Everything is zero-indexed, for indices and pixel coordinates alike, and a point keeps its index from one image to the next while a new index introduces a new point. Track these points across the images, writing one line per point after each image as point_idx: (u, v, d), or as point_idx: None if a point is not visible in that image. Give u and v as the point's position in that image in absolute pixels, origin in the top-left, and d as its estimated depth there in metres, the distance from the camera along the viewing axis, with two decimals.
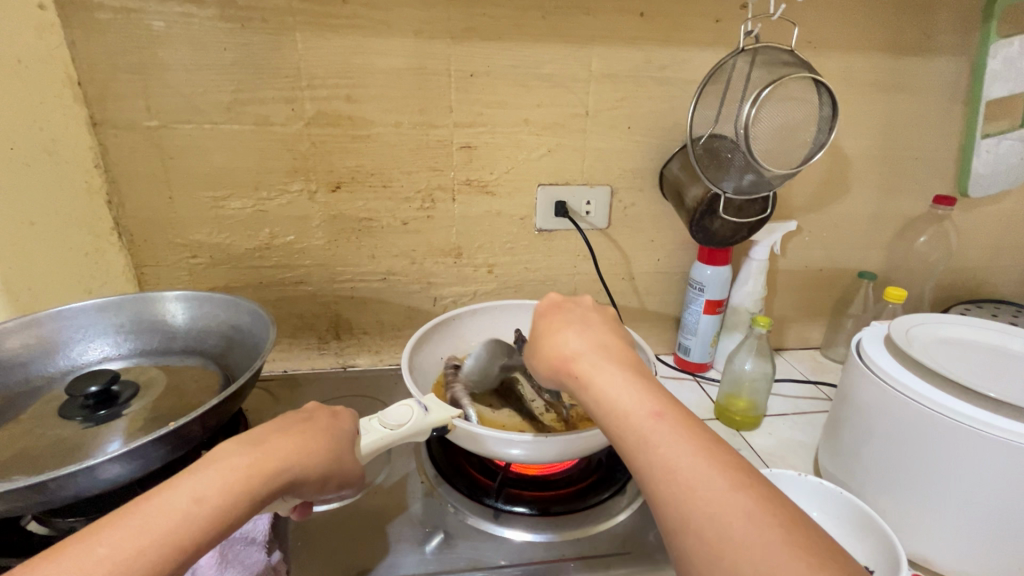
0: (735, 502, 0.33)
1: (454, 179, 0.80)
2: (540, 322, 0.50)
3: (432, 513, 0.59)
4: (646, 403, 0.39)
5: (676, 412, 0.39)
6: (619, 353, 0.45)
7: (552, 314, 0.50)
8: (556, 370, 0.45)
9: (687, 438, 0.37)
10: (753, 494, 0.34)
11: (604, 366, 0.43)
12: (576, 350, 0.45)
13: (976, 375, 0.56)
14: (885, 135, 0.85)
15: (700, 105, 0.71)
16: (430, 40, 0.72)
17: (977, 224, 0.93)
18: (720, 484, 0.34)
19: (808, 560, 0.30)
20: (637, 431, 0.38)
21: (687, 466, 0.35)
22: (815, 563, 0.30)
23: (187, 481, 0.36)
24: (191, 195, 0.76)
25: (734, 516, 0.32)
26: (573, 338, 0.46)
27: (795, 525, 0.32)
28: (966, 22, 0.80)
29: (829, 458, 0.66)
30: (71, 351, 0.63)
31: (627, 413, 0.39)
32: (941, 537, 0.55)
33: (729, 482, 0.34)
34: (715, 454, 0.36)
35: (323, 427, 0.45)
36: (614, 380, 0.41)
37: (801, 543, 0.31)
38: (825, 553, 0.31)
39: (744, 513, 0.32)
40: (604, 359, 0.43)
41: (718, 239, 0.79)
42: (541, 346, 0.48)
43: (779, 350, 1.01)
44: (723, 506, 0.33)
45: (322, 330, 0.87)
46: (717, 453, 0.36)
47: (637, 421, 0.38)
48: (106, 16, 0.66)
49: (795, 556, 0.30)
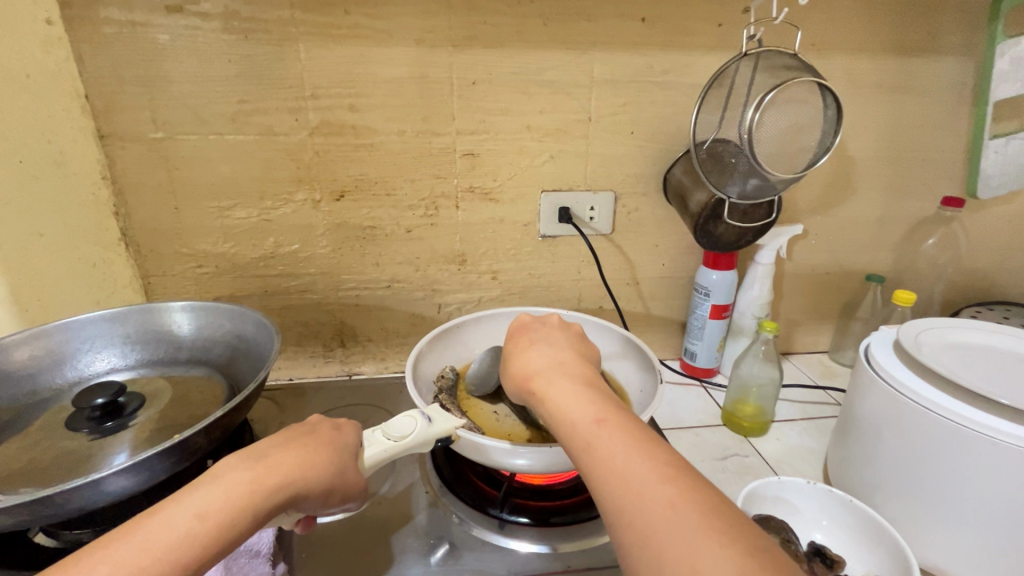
0: (660, 493, 0.34)
1: (457, 187, 0.80)
2: (511, 348, 0.53)
3: (437, 524, 0.58)
4: (590, 411, 0.41)
5: (618, 418, 0.40)
6: (576, 369, 0.47)
7: (522, 340, 0.53)
8: (521, 390, 0.48)
9: (625, 439, 0.38)
10: (680, 484, 0.34)
11: (559, 383, 0.45)
12: (536, 370, 0.48)
13: (987, 381, 0.55)
14: (891, 137, 0.84)
15: (703, 111, 0.71)
16: (431, 48, 0.72)
17: (986, 225, 0.92)
18: (649, 478, 0.35)
19: (723, 541, 0.31)
20: (580, 438, 0.40)
21: (621, 463, 0.36)
22: (730, 544, 0.31)
23: (189, 498, 0.36)
24: (196, 205, 0.76)
25: (657, 505, 0.33)
26: (535, 360, 0.49)
27: (717, 511, 0.33)
28: (972, 22, 0.79)
29: (838, 467, 0.65)
30: (78, 362, 0.63)
31: (573, 423, 0.41)
32: (954, 548, 0.54)
33: (657, 474, 0.35)
34: (650, 452, 0.37)
35: (325, 441, 0.45)
36: (566, 394, 0.44)
37: (720, 526, 0.32)
38: (744, 536, 0.31)
39: (668, 502, 0.33)
40: (559, 376, 0.46)
41: (723, 244, 0.79)
42: (510, 370, 0.51)
43: (787, 354, 1.00)
44: (649, 496, 0.34)
45: (328, 338, 0.88)
46: (652, 450, 0.37)
47: (580, 428, 0.40)
48: (112, 30, 0.66)
49: (710, 540, 0.31)
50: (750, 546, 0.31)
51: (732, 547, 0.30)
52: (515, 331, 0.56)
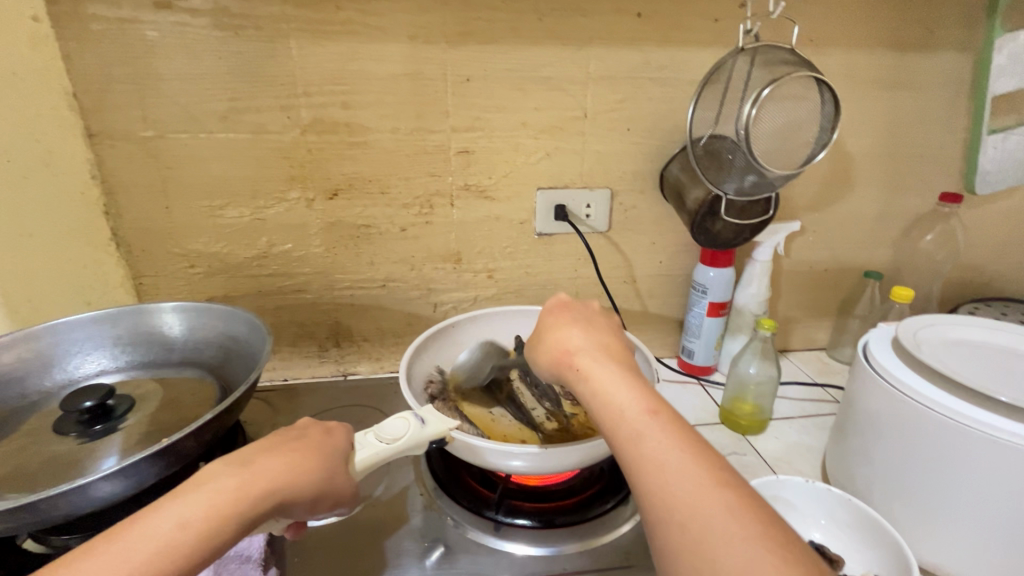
0: (717, 496, 0.35)
1: (452, 184, 0.79)
2: (547, 322, 0.52)
3: (432, 526, 0.58)
4: (640, 400, 0.41)
5: (668, 411, 0.41)
6: (621, 354, 0.46)
7: (559, 315, 0.52)
8: (557, 365, 0.47)
9: (679, 435, 0.38)
10: (735, 491, 0.35)
11: (604, 366, 0.44)
12: (578, 348, 0.47)
13: (986, 378, 0.55)
14: (889, 132, 0.84)
15: (699, 106, 0.70)
16: (425, 45, 0.71)
17: (984, 221, 0.91)
18: (705, 479, 0.36)
19: (781, 554, 0.32)
20: (628, 425, 0.40)
21: (674, 461, 0.37)
22: (788, 559, 0.31)
23: (172, 506, 0.35)
24: (188, 204, 0.75)
25: (713, 508, 0.34)
26: (576, 336, 0.48)
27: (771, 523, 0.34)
28: (970, 17, 0.79)
29: (836, 466, 0.65)
30: (67, 364, 0.62)
31: (621, 409, 0.41)
32: (953, 548, 0.53)
33: (713, 477, 0.36)
34: (703, 453, 0.37)
35: (315, 445, 0.44)
36: (612, 377, 0.43)
37: (776, 538, 0.32)
38: (799, 548, 0.32)
39: (726, 508, 0.34)
40: (604, 358, 0.45)
41: (721, 241, 0.78)
42: (544, 343, 0.50)
43: (785, 351, 1.00)
44: (705, 500, 0.34)
45: (323, 338, 0.87)
46: (704, 451, 0.38)
47: (629, 415, 0.40)
48: (100, 27, 0.65)
49: (769, 551, 0.32)
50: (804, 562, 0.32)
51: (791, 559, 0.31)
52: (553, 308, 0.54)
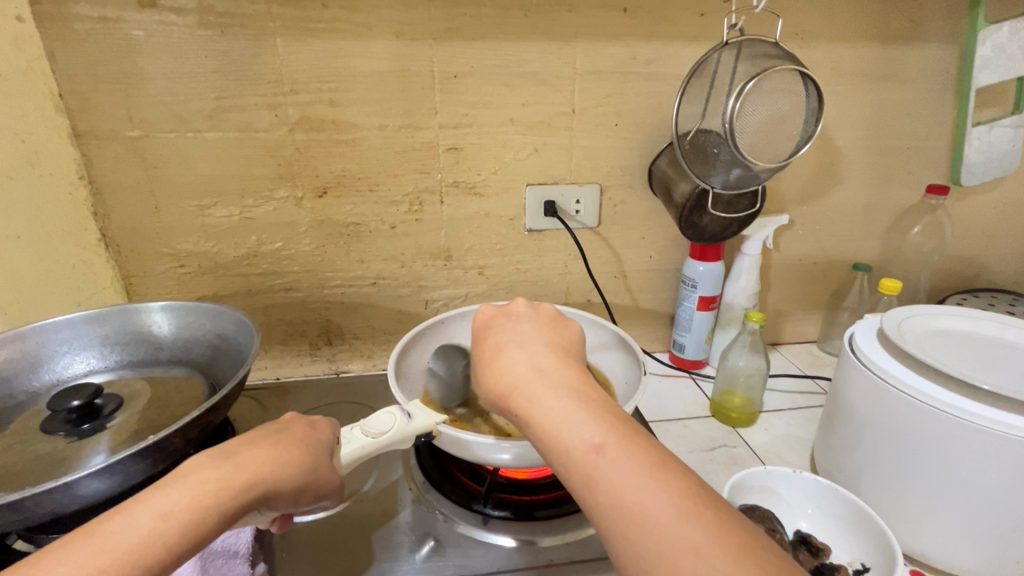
0: (682, 538, 0.32)
1: (441, 181, 0.79)
2: (481, 355, 0.47)
3: (421, 520, 0.58)
4: (585, 433, 0.38)
5: (618, 440, 0.37)
6: (561, 376, 0.42)
7: (491, 345, 0.47)
8: (500, 405, 0.44)
9: (632, 468, 0.35)
10: (702, 524, 0.32)
11: (542, 397, 0.41)
12: (514, 383, 0.43)
13: (968, 366, 0.55)
14: (876, 125, 0.84)
15: (685, 101, 0.71)
16: (411, 42, 0.71)
17: (971, 213, 0.92)
18: (667, 519, 0.33)
19: None
20: (580, 468, 0.36)
21: (632, 500, 0.34)
22: None
23: (154, 497, 0.35)
24: (176, 204, 0.75)
25: (681, 553, 0.31)
26: (510, 369, 0.44)
27: (745, 551, 0.31)
28: (954, 10, 0.79)
29: (823, 455, 0.65)
30: (55, 364, 0.62)
31: (569, 450, 0.37)
32: (940, 535, 0.54)
33: (676, 513, 0.33)
34: (662, 482, 0.35)
35: (299, 437, 0.44)
36: (553, 412, 0.39)
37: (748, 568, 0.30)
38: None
39: (693, 546, 0.31)
40: (542, 388, 0.41)
41: (708, 235, 0.79)
42: (483, 381, 0.46)
43: (775, 344, 1.00)
44: (670, 541, 0.32)
45: (314, 336, 0.87)
46: (662, 479, 0.35)
47: (578, 455, 0.37)
48: (85, 26, 0.65)
49: None
50: None
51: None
52: (481, 336, 0.50)
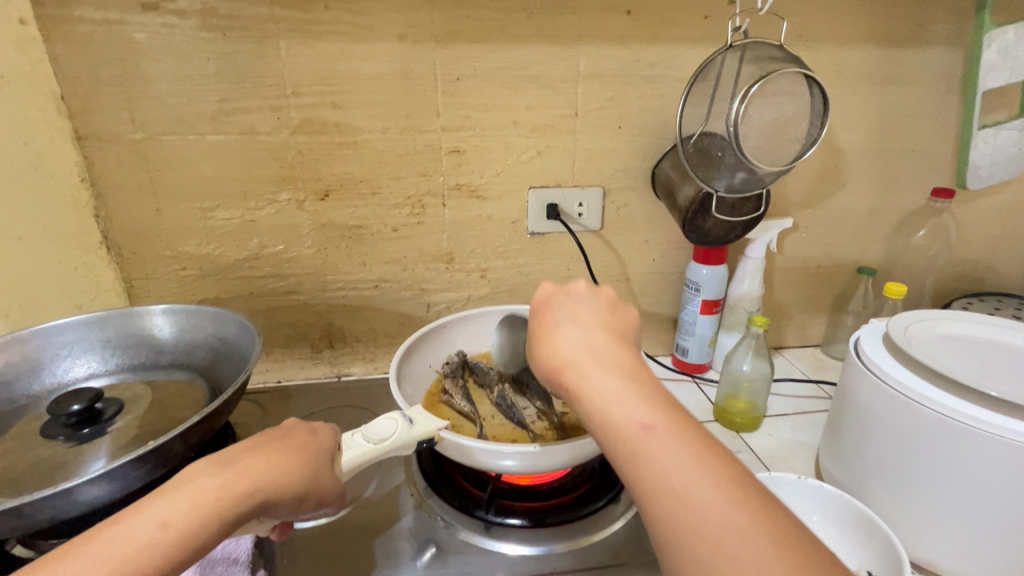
0: (727, 519, 0.32)
1: (443, 184, 0.79)
2: (535, 327, 0.46)
3: (423, 527, 0.58)
4: (635, 412, 0.37)
5: (667, 421, 0.37)
6: (614, 355, 0.41)
7: (546, 318, 0.46)
8: (551, 379, 0.43)
9: (680, 449, 0.35)
10: (747, 508, 0.32)
11: (595, 375, 0.40)
12: (568, 358, 0.42)
13: (975, 372, 0.55)
14: (880, 128, 0.84)
15: (690, 103, 0.70)
16: (414, 44, 0.71)
17: (977, 216, 0.92)
18: (714, 500, 0.33)
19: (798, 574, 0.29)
20: (627, 445, 0.36)
21: (678, 481, 0.34)
22: None
23: (152, 506, 0.35)
24: (177, 206, 0.75)
25: (725, 534, 0.31)
26: (565, 344, 0.43)
27: (787, 539, 0.31)
28: (959, 12, 0.79)
29: (829, 462, 0.65)
30: (56, 368, 0.62)
31: (617, 427, 0.37)
32: (947, 544, 0.53)
33: (722, 495, 0.33)
34: (708, 466, 0.34)
35: (299, 444, 0.44)
36: (605, 389, 0.39)
37: (790, 554, 0.30)
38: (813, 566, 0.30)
39: (735, 529, 0.31)
40: (595, 365, 0.41)
41: (712, 238, 0.78)
42: (536, 354, 0.45)
43: (779, 348, 1.00)
44: (714, 522, 0.32)
45: (315, 339, 0.87)
46: (708, 463, 0.34)
47: (626, 433, 0.37)
48: (87, 29, 0.65)
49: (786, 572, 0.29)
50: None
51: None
52: (537, 309, 0.48)
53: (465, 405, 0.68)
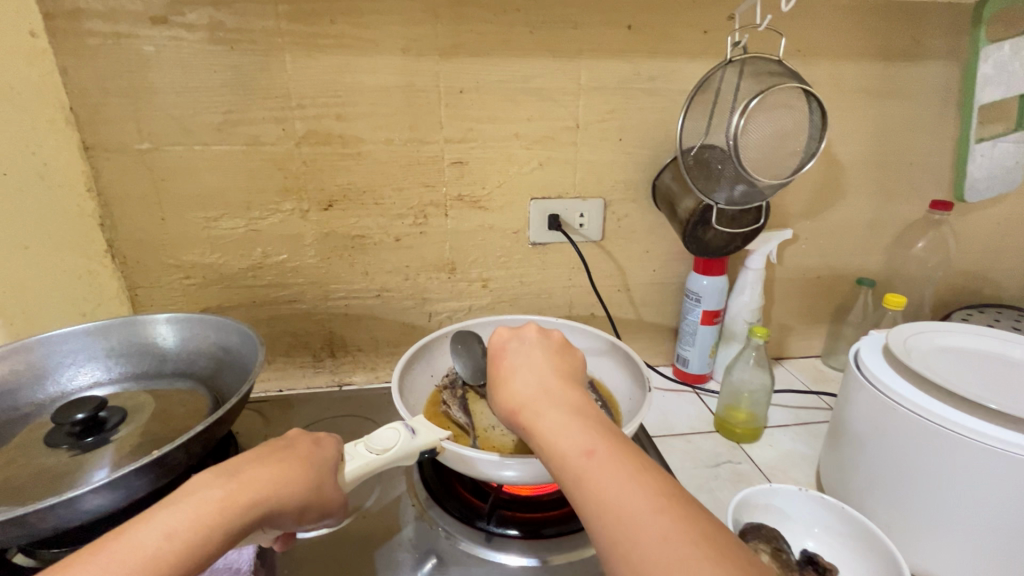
0: (656, 528, 0.33)
1: (445, 195, 0.80)
2: (490, 370, 0.49)
3: (424, 537, 0.58)
4: (578, 440, 0.39)
5: (607, 446, 0.38)
6: (564, 394, 0.43)
7: (502, 362, 0.48)
8: (505, 418, 0.45)
9: (618, 469, 0.37)
10: (674, 516, 0.34)
11: (544, 410, 0.42)
12: (518, 398, 0.44)
13: (974, 384, 0.55)
14: (879, 141, 0.85)
15: (690, 117, 0.71)
16: (418, 57, 0.72)
17: (975, 228, 0.92)
18: (643, 511, 0.34)
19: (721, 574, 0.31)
20: (570, 471, 0.38)
21: (614, 497, 0.35)
22: None
23: (158, 515, 0.35)
24: (182, 216, 0.76)
25: (654, 542, 0.33)
26: (517, 383, 0.45)
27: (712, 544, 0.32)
28: (955, 28, 0.80)
29: (829, 472, 0.65)
30: (60, 376, 0.63)
31: (560, 455, 0.39)
32: (947, 556, 0.53)
33: (651, 505, 0.34)
34: (644, 482, 0.36)
35: (302, 455, 0.44)
36: (553, 423, 0.41)
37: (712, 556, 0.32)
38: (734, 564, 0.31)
39: (663, 535, 0.33)
40: (545, 403, 0.43)
41: (712, 249, 0.79)
42: (491, 395, 0.47)
43: (779, 358, 1.00)
44: (646, 531, 0.33)
45: (317, 348, 0.87)
46: (644, 480, 0.36)
47: (570, 460, 0.38)
48: (97, 42, 0.66)
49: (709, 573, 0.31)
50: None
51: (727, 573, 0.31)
52: (493, 353, 0.50)
53: (463, 417, 0.69)
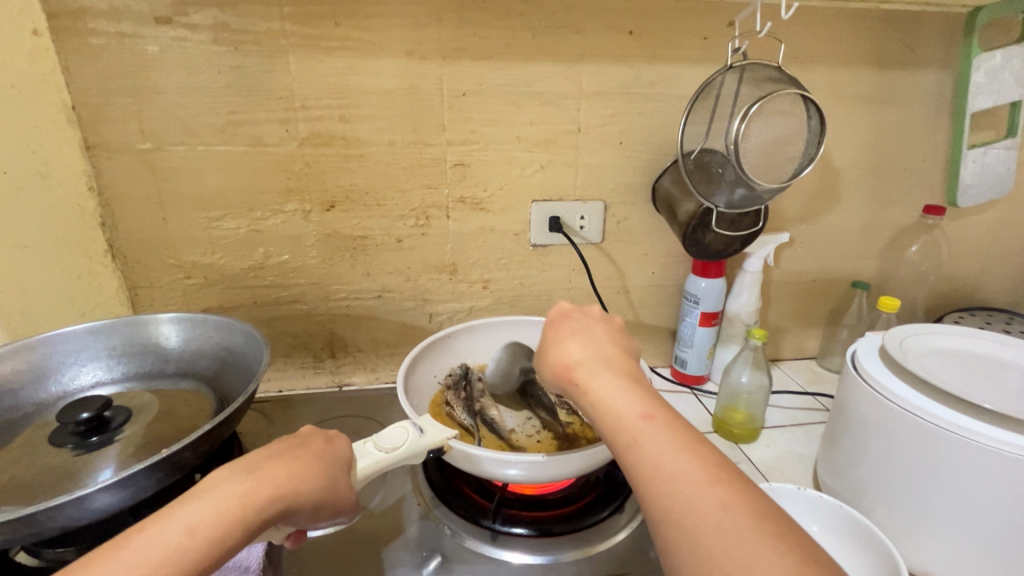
0: (712, 494, 0.34)
1: (448, 197, 0.80)
2: (548, 334, 0.50)
3: (429, 536, 0.58)
4: (636, 407, 0.40)
5: (666, 416, 0.39)
6: (623, 366, 0.44)
7: (562, 327, 0.49)
8: (559, 382, 0.46)
9: (675, 438, 0.38)
10: (730, 487, 0.34)
11: (603, 376, 0.43)
12: (577, 360, 0.45)
13: (968, 384, 0.56)
14: (873, 147, 0.86)
15: (691, 121, 0.72)
16: (421, 60, 0.73)
17: (967, 233, 0.94)
18: (699, 477, 0.35)
19: (775, 543, 0.31)
20: (626, 433, 0.39)
21: (669, 462, 0.36)
22: (783, 548, 0.31)
23: (181, 510, 0.36)
24: (183, 216, 0.76)
25: (709, 508, 0.33)
26: (576, 349, 0.46)
27: (764, 514, 0.33)
28: (948, 37, 0.81)
29: (826, 472, 0.66)
30: (63, 376, 0.62)
31: (618, 418, 0.40)
32: (943, 553, 0.54)
33: (707, 474, 0.35)
34: (700, 452, 0.37)
35: (317, 453, 0.45)
36: (611, 388, 0.42)
37: (766, 526, 0.32)
38: (789, 533, 0.32)
39: (719, 503, 0.33)
40: (604, 369, 0.44)
41: (712, 252, 0.80)
42: (546, 358, 0.48)
43: (775, 360, 1.01)
44: (700, 497, 0.34)
45: (317, 349, 0.87)
46: (698, 450, 0.37)
47: (627, 422, 0.39)
48: (100, 42, 0.66)
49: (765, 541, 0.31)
50: (796, 548, 0.31)
51: (784, 546, 0.31)
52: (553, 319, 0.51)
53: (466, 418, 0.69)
